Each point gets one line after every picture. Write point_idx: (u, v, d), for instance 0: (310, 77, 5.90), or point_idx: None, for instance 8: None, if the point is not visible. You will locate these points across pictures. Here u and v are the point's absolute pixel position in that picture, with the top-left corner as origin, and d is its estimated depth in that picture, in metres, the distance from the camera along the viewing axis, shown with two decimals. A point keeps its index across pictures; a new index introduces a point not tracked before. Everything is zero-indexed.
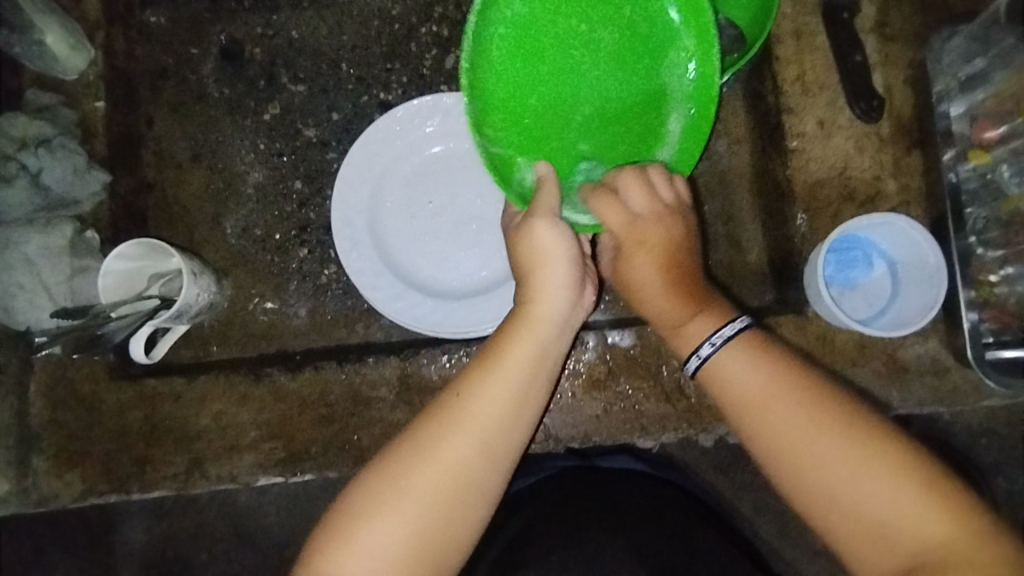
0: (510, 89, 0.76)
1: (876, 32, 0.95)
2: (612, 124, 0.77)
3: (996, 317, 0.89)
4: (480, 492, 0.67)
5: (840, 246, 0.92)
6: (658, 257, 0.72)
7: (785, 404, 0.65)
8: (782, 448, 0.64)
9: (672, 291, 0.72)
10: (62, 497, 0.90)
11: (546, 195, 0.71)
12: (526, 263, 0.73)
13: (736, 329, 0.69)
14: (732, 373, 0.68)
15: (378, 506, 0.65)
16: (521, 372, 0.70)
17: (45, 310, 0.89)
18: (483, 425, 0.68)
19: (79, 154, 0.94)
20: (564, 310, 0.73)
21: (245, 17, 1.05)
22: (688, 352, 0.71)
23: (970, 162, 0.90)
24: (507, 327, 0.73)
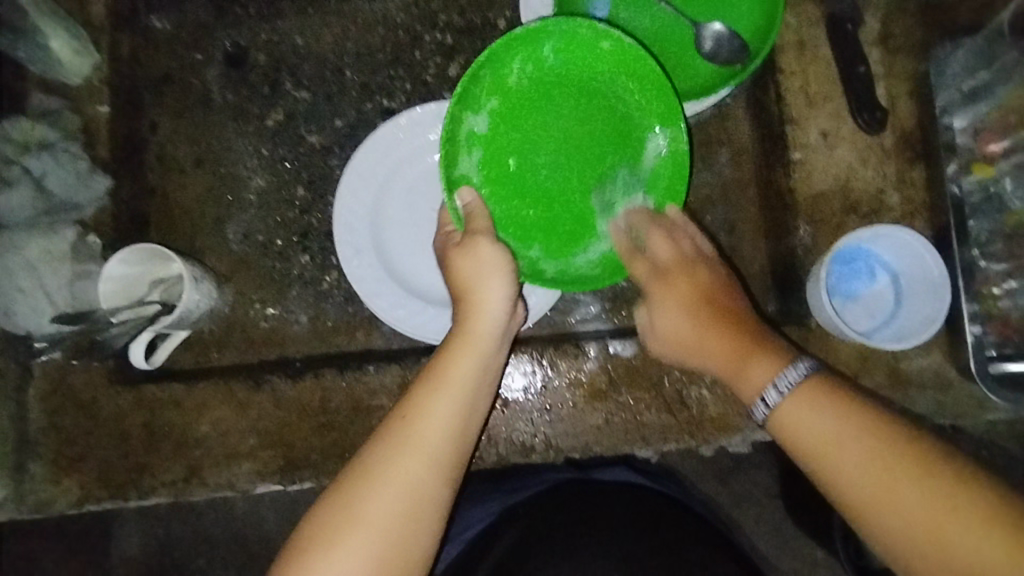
0: (510, 117, 0.84)
1: (879, 44, 0.95)
2: (546, 201, 0.84)
3: (998, 330, 0.88)
4: (433, 499, 0.69)
5: (843, 258, 0.91)
6: (687, 302, 0.78)
7: (853, 444, 0.62)
8: (862, 497, 0.60)
9: (721, 338, 0.75)
10: (59, 503, 0.90)
11: (477, 218, 0.81)
12: (461, 289, 0.79)
13: (801, 373, 0.68)
14: (799, 426, 0.66)
15: (337, 527, 0.66)
16: (467, 382, 0.74)
17: (47, 315, 0.88)
18: (429, 438, 0.70)
19: (82, 159, 0.97)
20: (499, 322, 0.78)
21: (250, 23, 1.05)
22: (753, 399, 0.71)
23: (973, 175, 0.90)
24: (450, 346, 0.76)
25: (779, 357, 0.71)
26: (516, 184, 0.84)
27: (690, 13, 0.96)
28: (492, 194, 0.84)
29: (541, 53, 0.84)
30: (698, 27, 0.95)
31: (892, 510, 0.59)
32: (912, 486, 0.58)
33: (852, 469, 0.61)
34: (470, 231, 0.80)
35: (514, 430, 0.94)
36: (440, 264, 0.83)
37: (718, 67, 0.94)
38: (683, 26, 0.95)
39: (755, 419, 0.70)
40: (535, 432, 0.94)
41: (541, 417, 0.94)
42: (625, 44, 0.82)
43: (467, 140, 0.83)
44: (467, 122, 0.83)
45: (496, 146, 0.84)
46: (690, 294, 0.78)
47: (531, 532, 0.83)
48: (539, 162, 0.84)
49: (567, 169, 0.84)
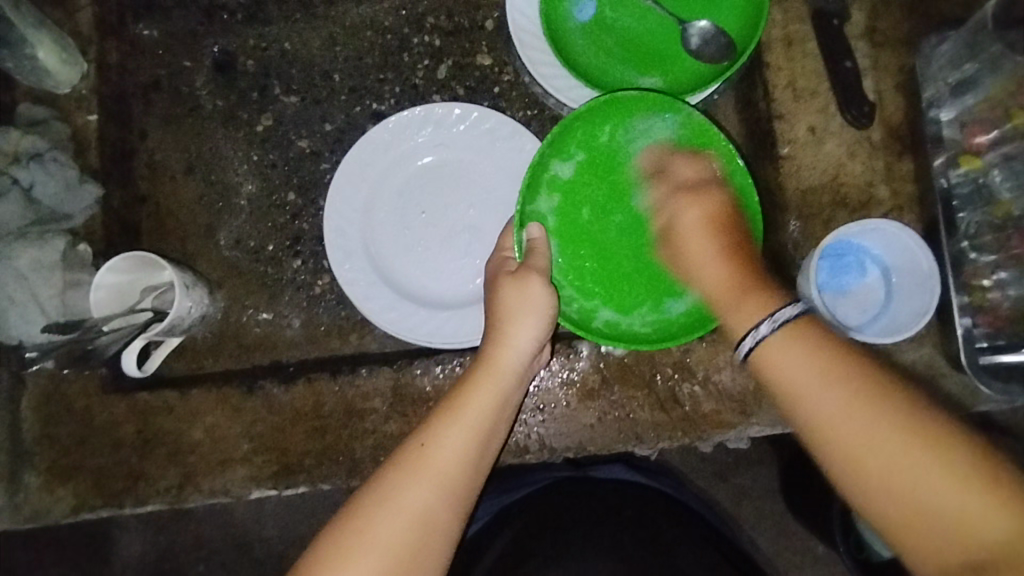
0: (586, 177, 0.88)
1: (865, 39, 0.95)
2: (607, 260, 0.88)
3: (989, 322, 0.88)
4: (447, 528, 0.69)
5: (833, 252, 0.91)
6: (703, 225, 0.79)
7: (818, 379, 0.62)
8: (819, 421, 0.61)
9: (726, 263, 0.76)
10: (54, 512, 0.90)
11: (538, 256, 0.83)
12: (494, 320, 0.82)
13: (792, 314, 0.67)
14: (778, 363, 0.65)
15: (351, 546, 0.66)
16: (484, 411, 0.76)
17: (37, 325, 0.88)
18: (448, 467, 0.71)
19: (71, 168, 0.94)
20: (522, 357, 0.80)
21: (238, 29, 1.05)
22: (743, 333, 0.70)
23: (961, 167, 0.90)
24: (471, 376, 0.78)
25: (773, 297, 0.70)
26: (584, 241, 0.88)
27: (675, 10, 0.95)
28: (558, 243, 0.88)
29: (631, 118, 0.87)
30: (684, 24, 0.95)
31: (840, 430, 0.60)
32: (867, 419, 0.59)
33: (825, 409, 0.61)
34: (528, 265, 0.83)
35: (506, 431, 0.93)
36: (489, 286, 0.85)
37: (704, 65, 0.95)
38: (668, 23, 0.96)
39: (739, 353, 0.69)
40: (529, 431, 0.93)
41: (535, 417, 0.93)
42: (709, 124, 0.84)
43: (545, 195, 0.88)
44: (549, 172, 0.88)
45: (571, 203, 0.88)
46: (707, 219, 0.79)
47: (529, 532, 0.83)
48: (608, 222, 0.88)
49: (637, 230, 0.87)
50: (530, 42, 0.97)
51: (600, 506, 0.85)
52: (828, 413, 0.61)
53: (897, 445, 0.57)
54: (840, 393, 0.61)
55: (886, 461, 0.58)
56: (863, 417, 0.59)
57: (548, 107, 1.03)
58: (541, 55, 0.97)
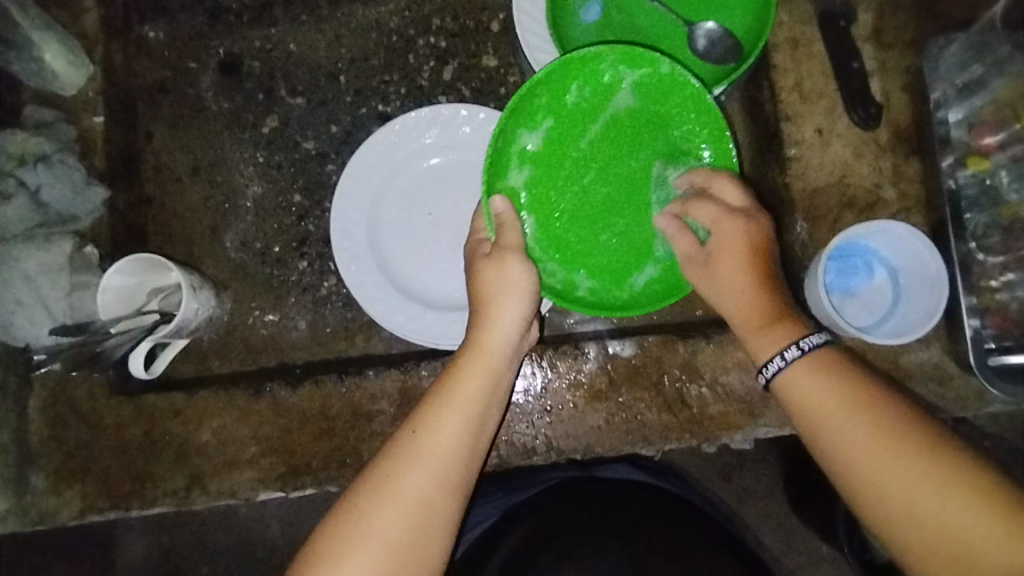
0: (555, 142, 0.85)
1: (872, 40, 0.95)
2: (585, 221, 0.85)
3: (998, 323, 0.88)
4: (442, 519, 0.69)
5: (839, 254, 0.92)
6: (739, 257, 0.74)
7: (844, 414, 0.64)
8: (841, 447, 0.64)
9: (757, 298, 0.73)
10: (61, 515, 0.90)
11: (510, 231, 0.80)
12: (478, 302, 0.80)
13: (815, 344, 0.69)
14: (801, 391, 0.67)
15: (345, 544, 0.66)
16: (474, 398, 0.75)
17: (44, 327, 0.88)
18: (437, 456, 0.70)
19: (78, 171, 0.95)
20: (510, 336, 0.79)
21: (243, 31, 1.05)
22: (770, 354, 0.70)
23: (969, 168, 0.90)
24: (460, 360, 0.77)
25: (801, 326, 0.71)
26: (561, 207, 0.84)
27: (681, 12, 0.96)
28: (533, 212, 0.84)
29: (597, 74, 0.84)
30: (691, 26, 0.95)
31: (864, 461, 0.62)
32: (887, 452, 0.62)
33: (849, 435, 0.64)
34: (500, 245, 0.79)
35: (514, 433, 0.93)
36: (466, 269, 0.82)
37: (711, 65, 0.95)
38: (675, 25, 0.96)
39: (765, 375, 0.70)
40: (536, 433, 0.92)
41: (542, 418, 0.93)
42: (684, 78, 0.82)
43: (515, 164, 0.84)
44: (518, 140, 0.84)
45: (542, 171, 0.84)
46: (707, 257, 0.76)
47: (535, 531, 0.83)
48: (584, 181, 0.85)
49: (614, 192, 0.84)
50: (537, 43, 0.97)
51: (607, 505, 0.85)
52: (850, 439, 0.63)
53: (915, 469, 0.60)
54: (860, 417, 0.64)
55: (906, 484, 0.60)
56: (883, 441, 0.62)
57: None
58: (547, 56, 0.97)
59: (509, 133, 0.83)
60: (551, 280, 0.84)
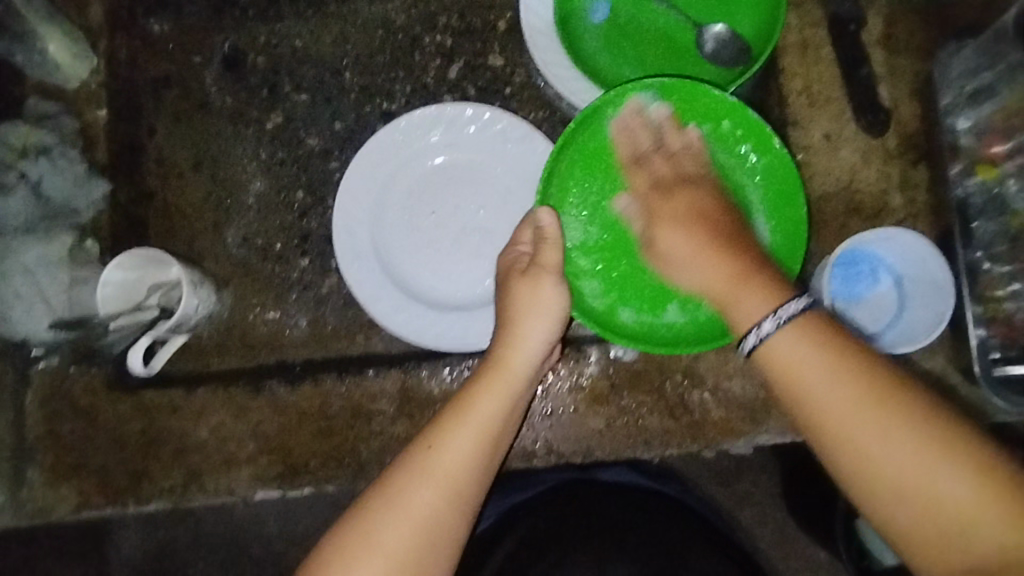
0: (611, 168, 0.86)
1: (882, 45, 0.94)
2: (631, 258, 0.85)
3: (1004, 333, 0.87)
4: (449, 535, 0.68)
5: (848, 260, 0.90)
6: (685, 212, 0.77)
7: (841, 384, 0.61)
8: (827, 414, 0.61)
9: (713, 261, 0.72)
10: (57, 510, 0.89)
11: (550, 253, 0.81)
12: (506, 320, 0.80)
13: (800, 308, 0.65)
14: (785, 356, 0.64)
15: (351, 553, 0.66)
16: (491, 416, 0.74)
17: (43, 321, 0.88)
18: (449, 472, 0.70)
19: (79, 163, 0.97)
20: (534, 360, 0.79)
21: (248, 26, 1.05)
22: (746, 329, 0.67)
23: (976, 177, 0.89)
24: (479, 378, 0.77)
25: (785, 287, 0.68)
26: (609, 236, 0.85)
27: (690, 13, 0.95)
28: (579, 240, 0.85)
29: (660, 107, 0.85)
30: (699, 29, 0.94)
31: (867, 437, 0.59)
32: (897, 433, 0.59)
33: (829, 403, 0.61)
34: (538, 263, 0.81)
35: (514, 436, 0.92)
36: (499, 286, 0.83)
37: (719, 68, 0.94)
38: (682, 27, 0.95)
39: (743, 348, 0.67)
40: (536, 437, 0.92)
41: (543, 421, 0.93)
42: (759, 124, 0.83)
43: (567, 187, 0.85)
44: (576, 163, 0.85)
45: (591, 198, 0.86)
46: (686, 210, 0.77)
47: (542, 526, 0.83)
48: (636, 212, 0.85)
49: None
50: (544, 43, 0.96)
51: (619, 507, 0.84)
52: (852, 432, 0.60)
53: (904, 437, 0.58)
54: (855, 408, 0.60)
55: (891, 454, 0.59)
56: (864, 408, 0.60)
57: (559, 108, 1.03)
58: (554, 55, 0.96)
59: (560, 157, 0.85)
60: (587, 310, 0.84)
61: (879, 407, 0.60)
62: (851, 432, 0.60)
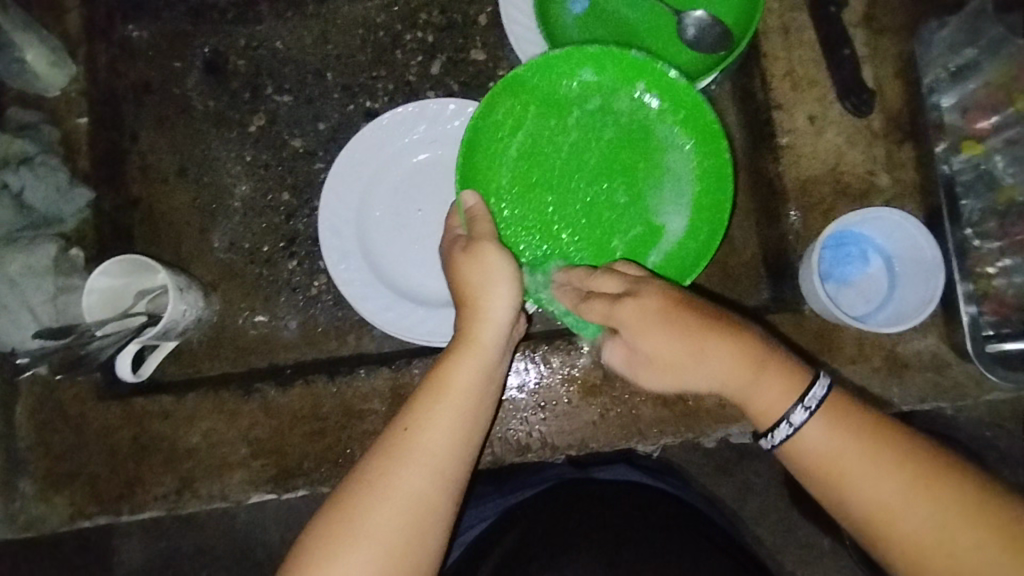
0: (530, 141, 0.85)
1: (863, 25, 0.94)
2: (566, 223, 0.84)
3: (996, 309, 0.87)
4: (438, 513, 0.68)
5: (835, 242, 0.91)
6: (656, 312, 0.69)
7: (883, 472, 0.61)
8: (871, 503, 0.61)
9: (703, 345, 0.68)
10: (50, 521, 0.89)
11: (482, 223, 0.79)
12: (466, 293, 0.77)
13: (824, 391, 0.66)
14: (820, 448, 0.64)
15: (337, 545, 0.64)
16: (467, 391, 0.72)
17: (30, 330, 0.87)
18: (429, 453, 0.68)
19: (63, 171, 0.94)
20: (503, 330, 0.76)
21: (229, 29, 1.04)
22: (773, 419, 0.67)
23: (964, 153, 0.89)
24: (452, 352, 0.74)
25: (797, 370, 0.67)
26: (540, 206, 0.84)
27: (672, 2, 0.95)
28: (507, 195, 0.84)
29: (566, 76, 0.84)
30: (680, 15, 0.94)
31: (914, 522, 0.60)
32: (941, 515, 0.59)
33: (876, 493, 0.61)
34: (474, 237, 0.78)
35: (508, 429, 0.92)
36: (445, 265, 0.80)
37: (700, 54, 0.94)
38: (664, 14, 0.95)
39: (772, 441, 0.67)
40: (531, 429, 0.92)
41: (537, 415, 0.92)
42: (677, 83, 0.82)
43: (494, 167, 0.84)
44: (505, 118, 0.84)
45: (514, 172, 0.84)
46: (665, 304, 0.70)
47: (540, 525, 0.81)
48: (566, 181, 0.84)
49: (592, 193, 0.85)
50: (525, 35, 0.96)
51: (617, 507, 0.83)
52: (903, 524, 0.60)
53: (948, 516, 0.59)
54: (911, 503, 0.60)
55: (940, 535, 0.59)
56: (904, 495, 0.60)
57: None
58: (535, 48, 0.96)
59: (480, 136, 0.83)
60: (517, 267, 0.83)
61: (923, 490, 0.60)
62: (909, 522, 0.60)
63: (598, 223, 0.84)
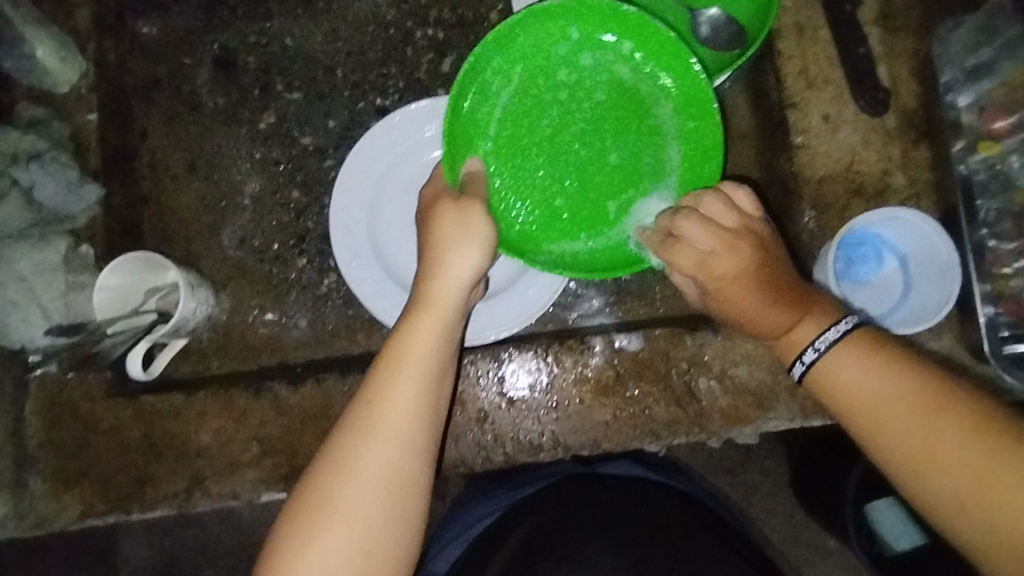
0: (517, 111, 0.80)
1: (879, 24, 0.93)
2: (563, 188, 0.80)
3: (1014, 311, 0.85)
4: (412, 486, 0.65)
5: (851, 242, 0.90)
6: (743, 279, 0.67)
7: (899, 405, 0.58)
8: (892, 440, 0.58)
9: (777, 308, 0.66)
10: (60, 520, 0.88)
11: (477, 186, 0.76)
12: (427, 255, 0.74)
13: (844, 330, 0.63)
14: (841, 380, 0.62)
15: (311, 528, 0.62)
16: (430, 355, 0.69)
17: (40, 328, 0.87)
18: (394, 423, 0.65)
19: (72, 168, 0.93)
20: (462, 289, 0.73)
21: (238, 26, 1.04)
22: (792, 357, 0.66)
23: (979, 153, 0.88)
24: (411, 318, 0.71)
25: (823, 316, 0.65)
26: (535, 178, 0.80)
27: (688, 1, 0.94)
28: (497, 164, 0.80)
29: (510, 44, 0.80)
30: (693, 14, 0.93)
31: (943, 463, 0.55)
32: (966, 452, 0.54)
33: (892, 425, 0.58)
34: (465, 197, 0.75)
35: (520, 429, 0.92)
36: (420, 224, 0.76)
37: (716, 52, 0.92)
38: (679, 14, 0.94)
39: (793, 377, 0.65)
40: (543, 430, 0.91)
41: (549, 415, 0.92)
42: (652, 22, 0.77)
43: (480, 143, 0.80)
44: (483, 85, 0.80)
45: (499, 147, 0.80)
46: (744, 275, 0.66)
47: (557, 517, 0.81)
48: (556, 146, 0.80)
49: (585, 158, 0.80)
50: None
51: (634, 500, 0.83)
52: (947, 467, 0.55)
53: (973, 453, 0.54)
54: (956, 441, 0.55)
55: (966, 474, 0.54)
56: (924, 432, 0.56)
57: None
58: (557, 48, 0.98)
59: (460, 116, 0.79)
60: (509, 230, 0.79)
61: (948, 425, 0.56)
62: (939, 459, 0.55)
63: (589, 180, 0.80)
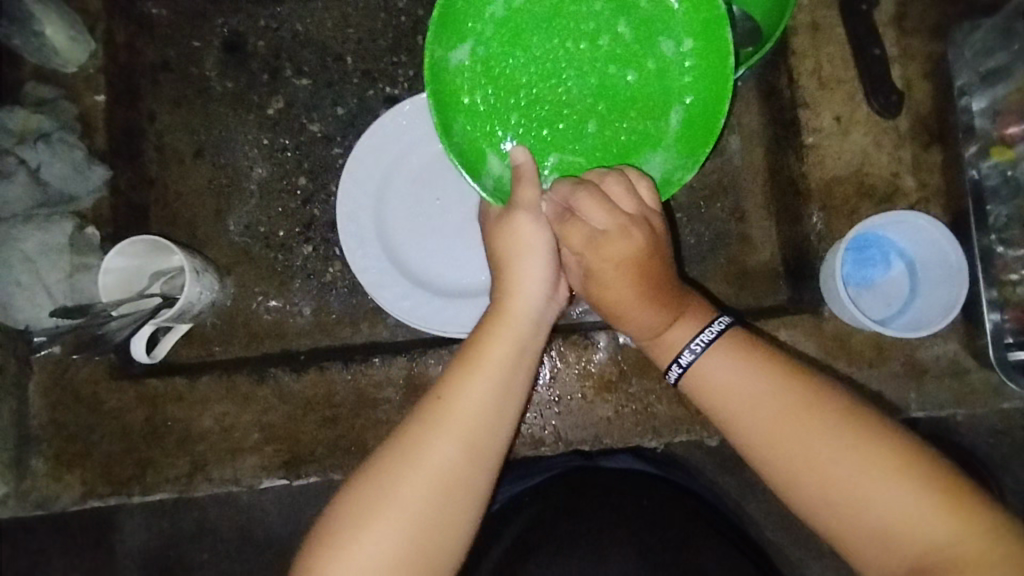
0: (518, 39, 0.77)
1: (894, 25, 0.93)
2: (535, 133, 0.77)
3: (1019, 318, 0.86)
4: (468, 493, 0.65)
5: (857, 245, 0.90)
6: (628, 269, 0.67)
7: (770, 404, 0.63)
8: (761, 441, 0.63)
9: (643, 299, 0.68)
10: (61, 500, 0.88)
11: (524, 186, 0.69)
12: (497, 260, 0.72)
13: (720, 329, 0.68)
14: (710, 379, 0.67)
15: (365, 519, 0.62)
16: (501, 365, 0.68)
17: (45, 309, 0.88)
18: (462, 425, 0.65)
19: (79, 149, 0.93)
20: (540, 303, 0.71)
21: (248, 9, 1.03)
22: (668, 361, 0.70)
23: (992, 158, 0.88)
24: (485, 323, 0.71)
25: (700, 313, 0.70)
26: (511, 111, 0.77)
27: None
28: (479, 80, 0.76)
29: None
30: None
31: (819, 466, 0.60)
32: (827, 444, 0.60)
33: (762, 424, 0.63)
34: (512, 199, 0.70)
35: (523, 422, 0.91)
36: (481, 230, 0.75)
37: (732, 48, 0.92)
38: None
39: (670, 378, 0.69)
40: (545, 423, 0.91)
41: (552, 408, 0.92)
42: None
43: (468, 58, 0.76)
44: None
45: (489, 68, 0.76)
46: (635, 263, 0.67)
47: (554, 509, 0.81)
48: (542, 86, 0.77)
49: (573, 102, 0.77)
50: None
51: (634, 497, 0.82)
52: (789, 455, 0.61)
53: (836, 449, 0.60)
54: (813, 432, 0.61)
55: (829, 471, 0.60)
56: (794, 432, 0.61)
57: None
58: None
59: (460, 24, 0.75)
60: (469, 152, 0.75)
61: (813, 425, 0.61)
62: (812, 458, 0.60)
63: (563, 134, 0.77)
